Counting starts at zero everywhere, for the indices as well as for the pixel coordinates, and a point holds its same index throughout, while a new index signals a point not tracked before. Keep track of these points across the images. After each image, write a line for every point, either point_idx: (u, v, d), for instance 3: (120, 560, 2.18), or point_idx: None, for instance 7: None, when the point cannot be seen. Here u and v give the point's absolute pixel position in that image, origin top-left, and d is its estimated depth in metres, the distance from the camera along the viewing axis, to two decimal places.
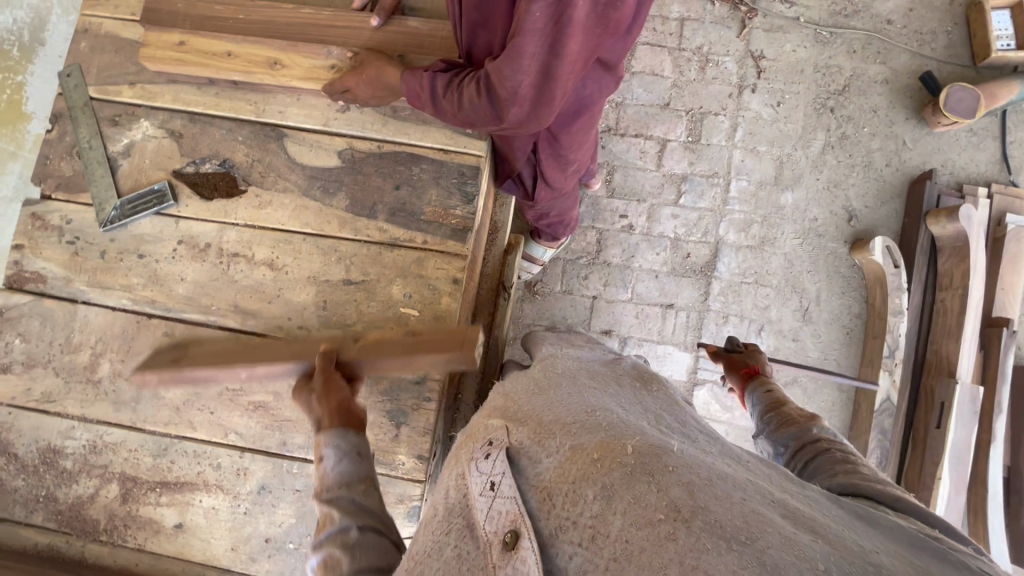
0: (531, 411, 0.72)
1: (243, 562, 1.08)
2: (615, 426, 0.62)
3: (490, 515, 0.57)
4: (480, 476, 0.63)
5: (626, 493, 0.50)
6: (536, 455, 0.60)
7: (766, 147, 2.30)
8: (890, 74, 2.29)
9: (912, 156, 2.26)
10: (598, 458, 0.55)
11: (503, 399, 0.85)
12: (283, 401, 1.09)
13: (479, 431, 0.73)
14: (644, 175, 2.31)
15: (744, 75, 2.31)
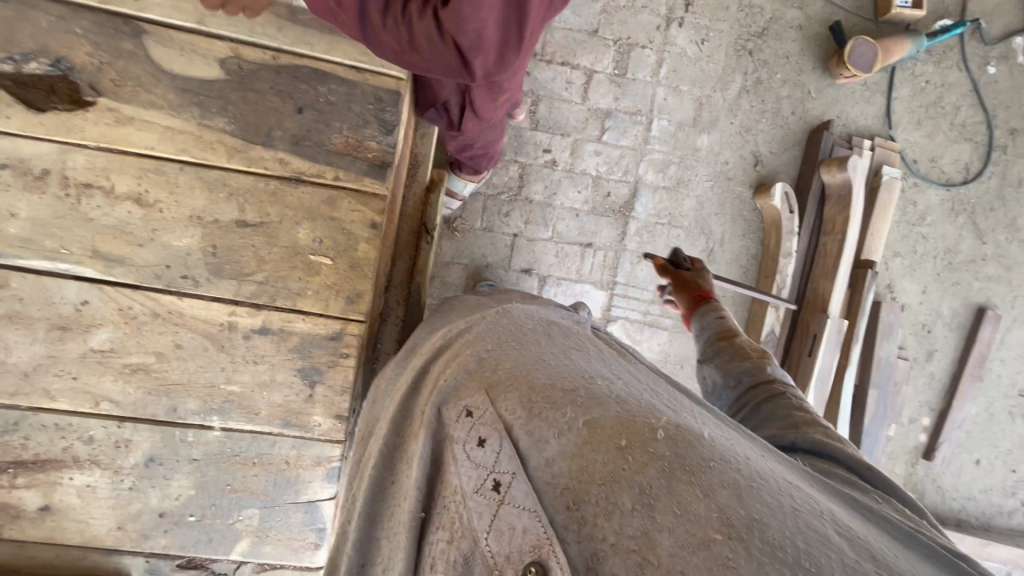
0: (522, 375, 0.70)
1: (132, 541, 0.98)
2: (630, 413, 0.63)
3: (502, 533, 0.57)
4: (478, 472, 0.62)
5: (669, 505, 0.52)
6: (543, 446, 0.60)
7: (688, 87, 2.29)
8: (804, 20, 2.34)
9: (814, 106, 2.38)
10: (624, 447, 0.57)
11: (466, 350, 0.81)
12: (172, 363, 0.94)
13: (451, 396, 0.72)
14: (569, 108, 2.21)
15: (672, 7, 2.24)
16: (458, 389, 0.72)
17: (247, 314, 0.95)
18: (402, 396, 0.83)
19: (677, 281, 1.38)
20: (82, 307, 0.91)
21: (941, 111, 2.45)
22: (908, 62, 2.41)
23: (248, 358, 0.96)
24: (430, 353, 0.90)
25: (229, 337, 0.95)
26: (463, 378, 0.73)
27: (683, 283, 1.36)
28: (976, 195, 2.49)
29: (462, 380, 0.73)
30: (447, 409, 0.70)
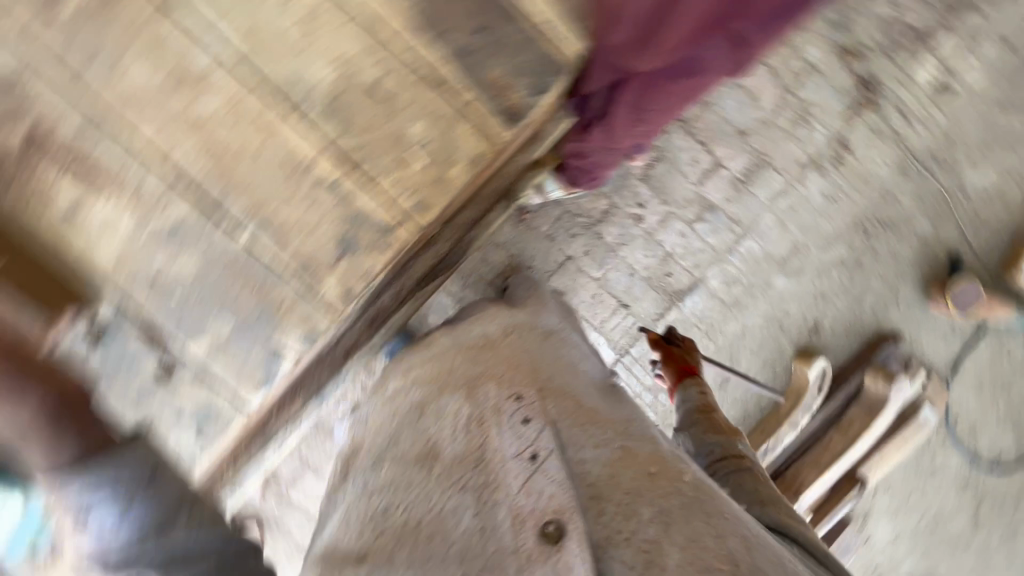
0: (561, 392, 0.99)
1: (121, 283, 1.01)
2: (661, 456, 0.85)
3: (530, 491, 0.78)
4: (518, 443, 0.86)
5: (685, 531, 0.70)
6: (581, 448, 0.84)
7: (794, 228, 2.32)
8: (930, 237, 2.32)
9: (894, 315, 2.35)
10: (653, 475, 0.80)
11: (506, 357, 1.12)
12: (248, 168, 0.99)
13: (503, 387, 1.00)
14: (681, 181, 2.25)
15: (824, 155, 2.26)
16: (510, 385, 1.00)
17: (328, 164, 1.00)
18: (461, 365, 1.11)
19: (667, 356, 1.47)
20: (205, 75, 0.95)
21: (1006, 392, 2.38)
22: (1003, 329, 2.35)
23: (307, 199, 1.00)
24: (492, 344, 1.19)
25: (302, 173, 1.00)
26: (512, 376, 1.04)
27: (672, 356, 1.45)
28: (990, 485, 2.42)
29: (518, 380, 1.02)
30: (501, 393, 0.98)
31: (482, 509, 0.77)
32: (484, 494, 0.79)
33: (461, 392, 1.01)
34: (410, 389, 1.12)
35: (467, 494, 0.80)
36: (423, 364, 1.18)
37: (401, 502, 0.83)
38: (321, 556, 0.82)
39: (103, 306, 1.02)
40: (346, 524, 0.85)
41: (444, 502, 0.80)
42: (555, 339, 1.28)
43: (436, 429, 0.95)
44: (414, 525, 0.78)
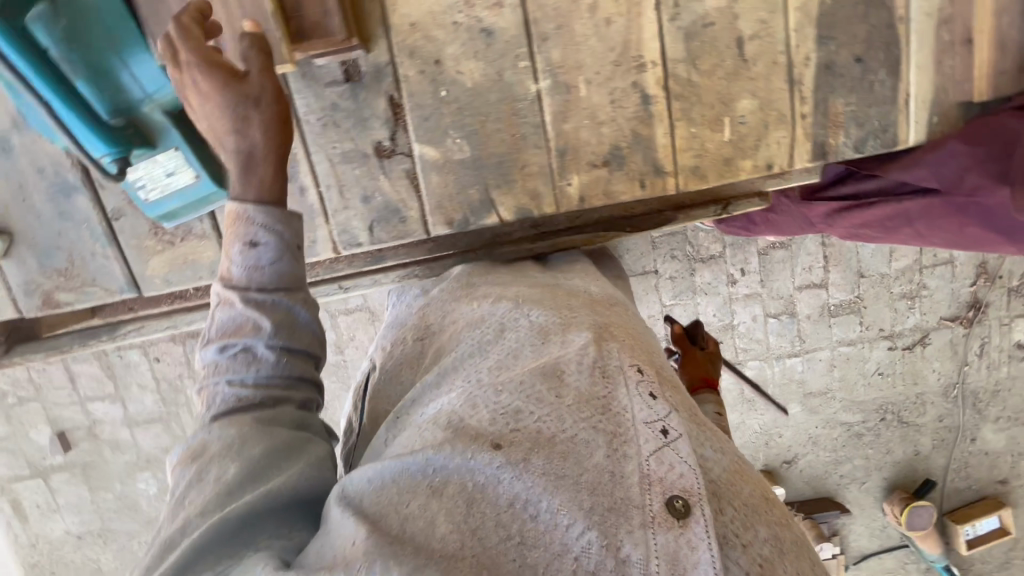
0: (673, 384, 0.98)
1: None
2: (765, 483, 0.89)
3: (660, 460, 0.78)
4: (649, 412, 0.84)
5: (794, 564, 0.77)
6: (702, 444, 0.84)
7: (837, 375, 2.44)
8: (923, 455, 2.56)
9: (852, 491, 2.58)
10: (765, 498, 0.84)
11: (623, 323, 1.11)
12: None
13: (629, 357, 0.94)
14: (784, 274, 2.29)
15: (903, 335, 2.41)
16: (628, 349, 0.96)
17: None
18: (589, 305, 1.15)
19: (693, 362, 1.61)
20: None
21: None
22: (915, 554, 2.65)
23: None
24: (616, 300, 1.23)
25: None
26: (633, 344, 1.00)
27: (698, 367, 1.59)
28: None
29: (637, 350, 0.98)
30: (623, 357, 0.93)
31: (614, 455, 0.79)
32: (615, 441, 0.80)
33: (590, 333, 0.99)
34: (530, 309, 1.11)
35: (596, 433, 0.81)
36: (538, 287, 1.22)
37: (533, 409, 0.84)
38: (443, 419, 0.86)
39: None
40: (471, 403, 0.87)
41: (578, 432, 0.81)
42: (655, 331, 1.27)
43: (561, 354, 0.94)
44: (547, 439, 0.80)
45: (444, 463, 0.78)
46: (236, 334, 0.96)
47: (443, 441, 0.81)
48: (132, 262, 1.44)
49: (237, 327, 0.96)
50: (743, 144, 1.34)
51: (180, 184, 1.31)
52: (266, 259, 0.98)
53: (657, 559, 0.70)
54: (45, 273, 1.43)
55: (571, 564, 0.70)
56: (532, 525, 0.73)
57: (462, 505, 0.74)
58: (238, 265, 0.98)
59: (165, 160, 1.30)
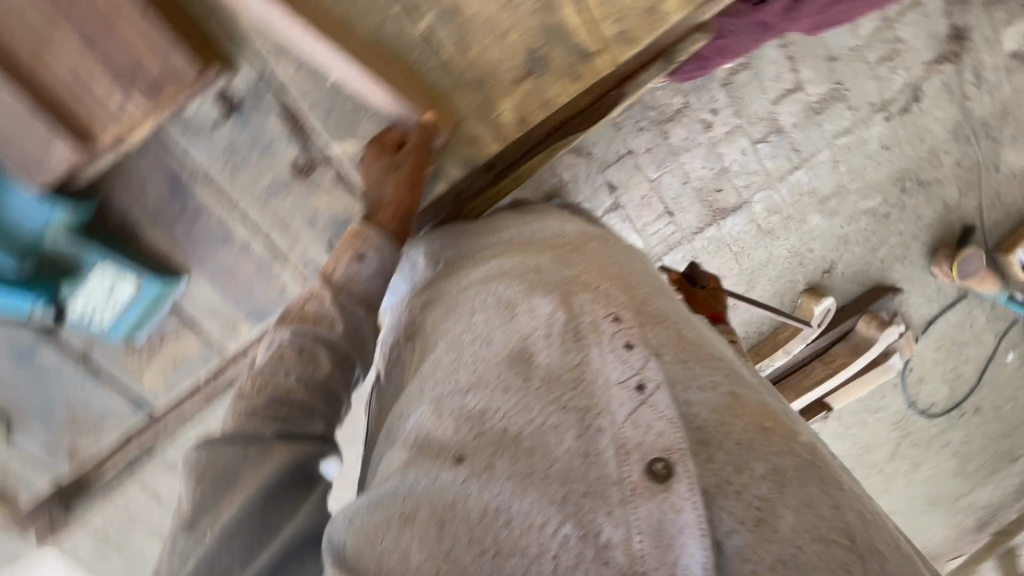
0: (659, 318, 0.93)
1: None
2: (774, 410, 0.84)
3: (637, 423, 0.77)
4: (625, 368, 0.83)
5: (803, 497, 0.73)
6: (688, 387, 0.82)
7: (843, 170, 2.36)
8: (954, 204, 2.50)
9: (897, 270, 2.56)
10: (766, 429, 0.80)
11: (603, 267, 1.03)
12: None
13: (605, 305, 0.91)
14: (758, 96, 2.16)
15: (893, 101, 2.28)
16: (605, 304, 0.92)
17: None
18: (551, 263, 1.04)
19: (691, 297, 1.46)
20: None
21: (959, 353, 2.76)
22: (978, 299, 2.66)
23: None
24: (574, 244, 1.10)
25: None
26: (610, 289, 0.95)
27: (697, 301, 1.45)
28: (917, 425, 2.88)
29: (618, 300, 0.93)
30: (599, 309, 0.91)
31: (585, 432, 0.79)
32: (585, 417, 0.80)
33: (557, 294, 0.95)
34: (498, 284, 1.03)
35: (567, 413, 0.81)
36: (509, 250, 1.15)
37: (496, 407, 0.84)
38: (413, 437, 0.88)
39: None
40: (436, 408, 0.89)
41: (546, 416, 0.81)
42: (633, 249, 1.17)
43: (523, 335, 0.92)
44: (512, 436, 0.81)
45: (410, 488, 0.79)
46: (285, 347, 1.12)
47: (408, 462, 0.84)
48: (129, 384, 1.79)
49: (301, 326, 1.14)
50: None
51: (124, 298, 1.57)
52: (366, 273, 1.23)
53: (639, 538, 0.69)
54: (54, 432, 1.80)
55: (549, 564, 0.70)
56: (506, 532, 0.73)
57: (433, 527, 0.75)
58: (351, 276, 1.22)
59: (99, 281, 1.51)
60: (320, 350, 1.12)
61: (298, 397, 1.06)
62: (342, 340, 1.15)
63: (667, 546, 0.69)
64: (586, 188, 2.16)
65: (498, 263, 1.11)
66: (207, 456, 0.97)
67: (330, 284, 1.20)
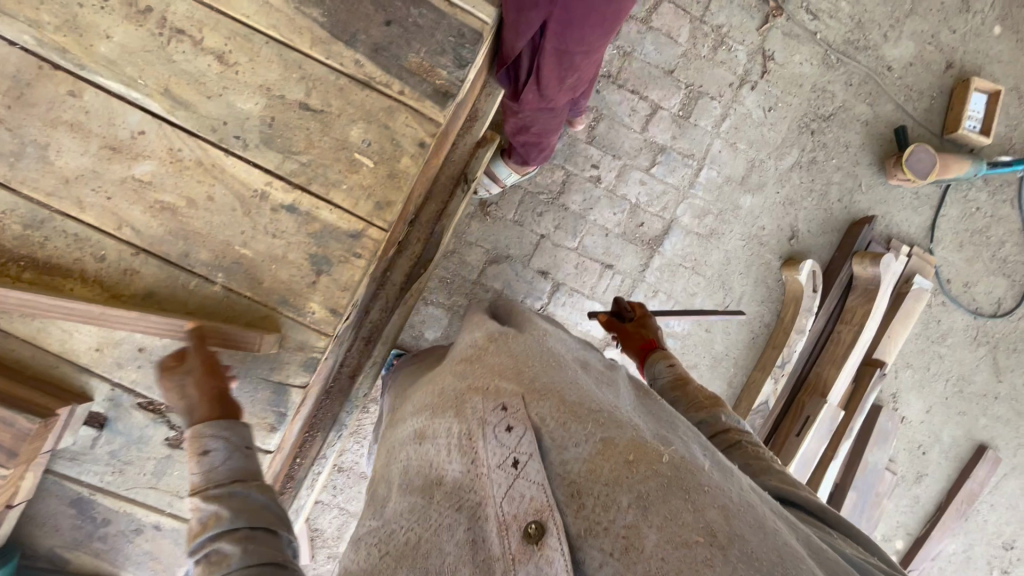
0: (546, 387, 0.90)
1: (105, 365, 1.02)
2: (643, 439, 0.80)
3: (513, 497, 0.75)
4: (501, 451, 0.80)
5: (663, 511, 0.70)
6: (564, 444, 0.79)
7: (744, 146, 2.39)
8: (872, 117, 2.45)
9: (861, 200, 2.45)
10: (631, 461, 0.76)
11: (494, 359, 1.03)
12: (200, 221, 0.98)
13: (492, 396, 0.89)
14: (626, 134, 2.30)
15: (749, 70, 2.37)
16: (490, 395, 0.90)
17: (281, 189, 1.00)
18: (451, 380, 1.03)
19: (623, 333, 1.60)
20: (138, 136, 0.96)
21: (986, 240, 2.51)
22: (964, 184, 2.48)
23: (268, 228, 0.99)
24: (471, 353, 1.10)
25: (258, 206, 0.99)
26: (493, 380, 0.95)
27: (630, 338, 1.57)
28: (999, 331, 2.53)
29: (506, 387, 0.91)
30: (488, 400, 0.88)
31: (475, 522, 0.76)
32: (473, 510, 0.77)
33: (451, 405, 0.93)
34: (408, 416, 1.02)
35: (459, 511, 0.77)
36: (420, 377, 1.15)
37: (394, 521, 0.81)
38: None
39: (94, 397, 1.03)
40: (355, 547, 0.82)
41: (442, 517, 0.78)
42: (524, 330, 1.17)
43: (432, 455, 0.87)
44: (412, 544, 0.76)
45: None
46: (203, 533, 0.79)
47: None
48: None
49: (203, 533, 0.79)
50: None
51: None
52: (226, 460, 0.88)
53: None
54: None
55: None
56: None
57: None
58: (213, 499, 0.83)
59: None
60: (238, 529, 0.79)
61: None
62: (265, 502, 0.84)
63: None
64: (521, 284, 2.26)
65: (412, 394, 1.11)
66: None
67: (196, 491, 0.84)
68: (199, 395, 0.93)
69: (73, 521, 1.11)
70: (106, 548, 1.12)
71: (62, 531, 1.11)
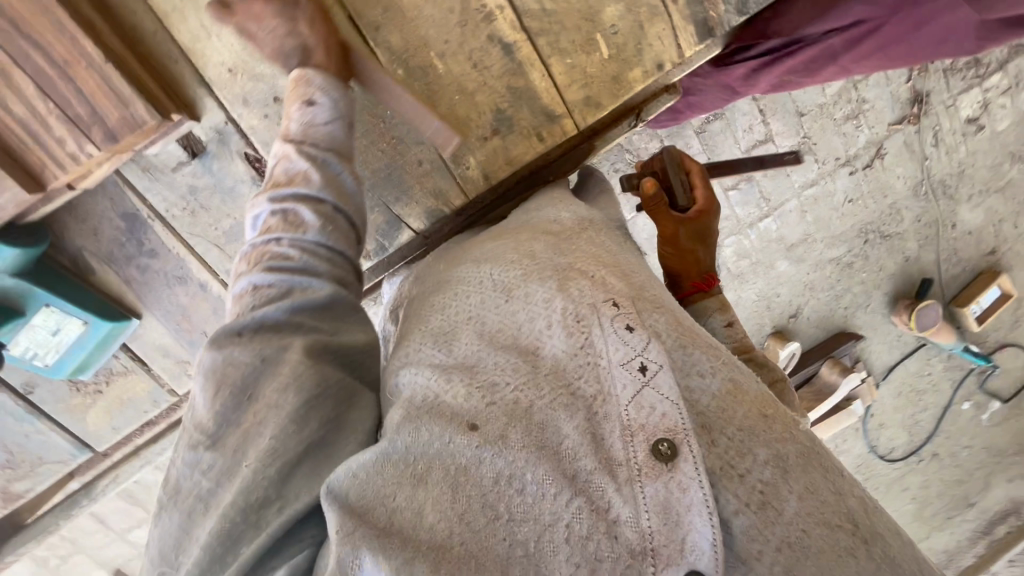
0: (658, 300, 0.83)
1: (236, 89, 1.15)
2: (769, 395, 0.77)
3: (641, 405, 0.70)
4: (625, 350, 0.74)
5: (803, 480, 0.69)
6: (689, 371, 0.75)
7: (810, 219, 2.43)
8: (913, 257, 2.60)
9: (860, 317, 2.64)
10: (766, 417, 0.73)
11: (595, 248, 0.90)
12: (421, 13, 1.06)
13: (599, 282, 0.80)
14: (730, 145, 2.21)
15: (858, 156, 2.37)
16: (601, 285, 0.80)
17: (510, 23, 1.08)
18: (548, 237, 0.92)
19: (673, 244, 1.26)
20: None
21: (917, 401, 2.85)
22: (935, 349, 2.76)
23: (478, 48, 1.09)
24: (567, 216, 0.99)
25: (478, 24, 1.07)
26: (597, 265, 0.84)
27: (684, 260, 1.27)
28: (878, 470, 2.96)
29: (613, 281, 0.81)
30: (596, 293, 0.79)
31: (594, 415, 0.71)
32: (593, 403, 0.72)
33: (552, 279, 0.82)
34: (488, 267, 0.87)
35: (576, 398, 0.72)
36: (501, 233, 1.00)
37: (498, 377, 0.74)
38: (410, 399, 0.75)
39: (201, 120, 1.16)
40: (446, 378, 0.75)
41: (554, 398, 0.72)
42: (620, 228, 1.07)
43: (528, 314, 0.79)
44: (524, 408, 0.71)
45: (423, 448, 0.69)
46: (288, 188, 0.87)
47: (406, 420, 0.72)
48: (71, 424, 1.45)
49: (288, 184, 0.88)
50: (624, 55, 1.11)
51: (70, 340, 1.25)
52: (324, 120, 0.93)
53: (647, 516, 0.65)
54: None
55: (563, 532, 0.64)
56: (520, 499, 0.66)
57: (448, 490, 0.66)
58: (305, 158, 0.89)
59: (44, 320, 1.21)
60: (324, 203, 0.88)
61: (313, 258, 0.84)
62: (355, 191, 0.92)
63: (676, 523, 0.66)
64: None
65: (492, 246, 0.94)
66: (225, 363, 0.76)
67: (293, 142, 0.91)
68: (317, 33, 0.96)
69: (118, 234, 1.26)
70: (137, 277, 1.31)
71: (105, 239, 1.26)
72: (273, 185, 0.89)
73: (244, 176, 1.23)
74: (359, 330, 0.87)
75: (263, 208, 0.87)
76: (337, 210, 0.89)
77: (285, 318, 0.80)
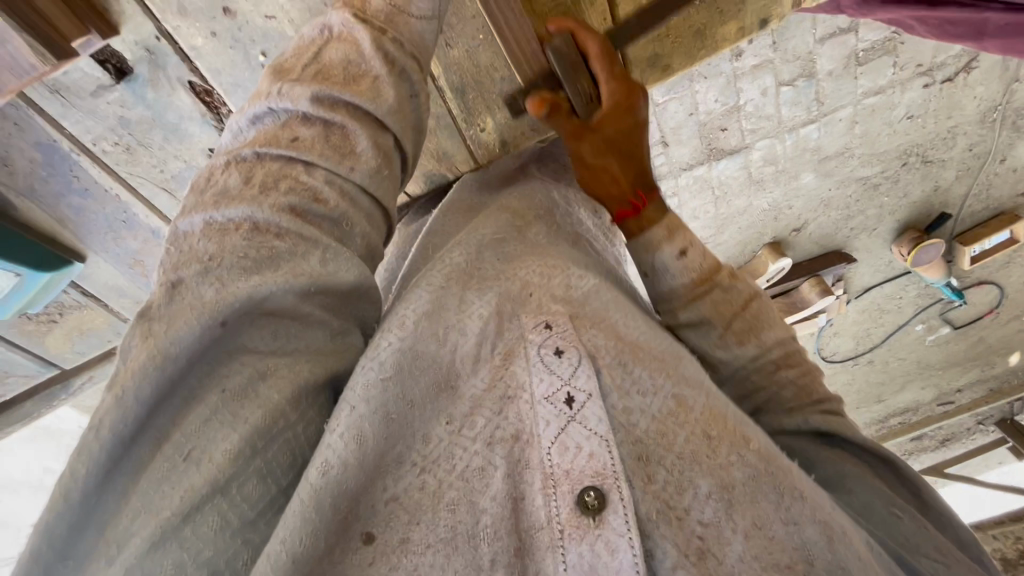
0: (597, 310, 0.70)
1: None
2: (719, 405, 0.64)
3: (565, 445, 0.58)
4: (551, 380, 0.61)
5: (749, 513, 0.57)
6: (625, 393, 0.63)
7: (857, 132, 2.15)
8: (942, 188, 2.42)
9: (861, 240, 2.59)
10: (712, 438, 0.60)
11: (537, 246, 0.79)
12: None
13: (531, 307, 0.69)
14: (805, 29, 1.78)
15: (944, 65, 1.97)
16: (531, 301, 0.69)
17: None
18: (484, 244, 0.79)
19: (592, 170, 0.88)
20: None
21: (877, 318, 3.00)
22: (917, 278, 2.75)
23: None
24: (514, 220, 0.86)
25: None
26: (537, 267, 0.74)
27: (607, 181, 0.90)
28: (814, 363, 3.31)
29: (540, 296, 0.70)
30: (526, 317, 0.67)
31: (518, 469, 0.57)
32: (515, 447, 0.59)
33: (490, 295, 0.69)
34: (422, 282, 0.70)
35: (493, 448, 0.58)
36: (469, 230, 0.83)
37: (414, 445, 0.58)
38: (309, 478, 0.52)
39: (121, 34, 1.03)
40: (358, 438, 0.55)
41: (473, 457, 0.57)
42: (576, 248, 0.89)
43: (448, 346, 0.64)
44: (434, 488, 0.56)
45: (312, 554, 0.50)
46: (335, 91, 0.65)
47: (297, 504, 0.51)
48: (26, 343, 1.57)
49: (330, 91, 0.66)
50: None
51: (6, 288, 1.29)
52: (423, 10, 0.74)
53: None
54: None
55: None
56: None
57: None
58: (382, 58, 0.69)
59: None
60: (387, 133, 0.69)
61: (350, 198, 0.64)
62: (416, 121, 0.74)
63: None
64: None
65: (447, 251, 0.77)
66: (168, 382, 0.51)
67: (371, 25, 0.70)
68: None
69: (43, 171, 1.24)
70: (72, 215, 1.34)
71: (19, 175, 1.23)
72: (323, 81, 0.66)
73: (192, 114, 1.18)
74: (359, 339, 0.67)
75: (281, 108, 0.65)
76: (395, 145, 0.71)
77: (290, 303, 0.57)
